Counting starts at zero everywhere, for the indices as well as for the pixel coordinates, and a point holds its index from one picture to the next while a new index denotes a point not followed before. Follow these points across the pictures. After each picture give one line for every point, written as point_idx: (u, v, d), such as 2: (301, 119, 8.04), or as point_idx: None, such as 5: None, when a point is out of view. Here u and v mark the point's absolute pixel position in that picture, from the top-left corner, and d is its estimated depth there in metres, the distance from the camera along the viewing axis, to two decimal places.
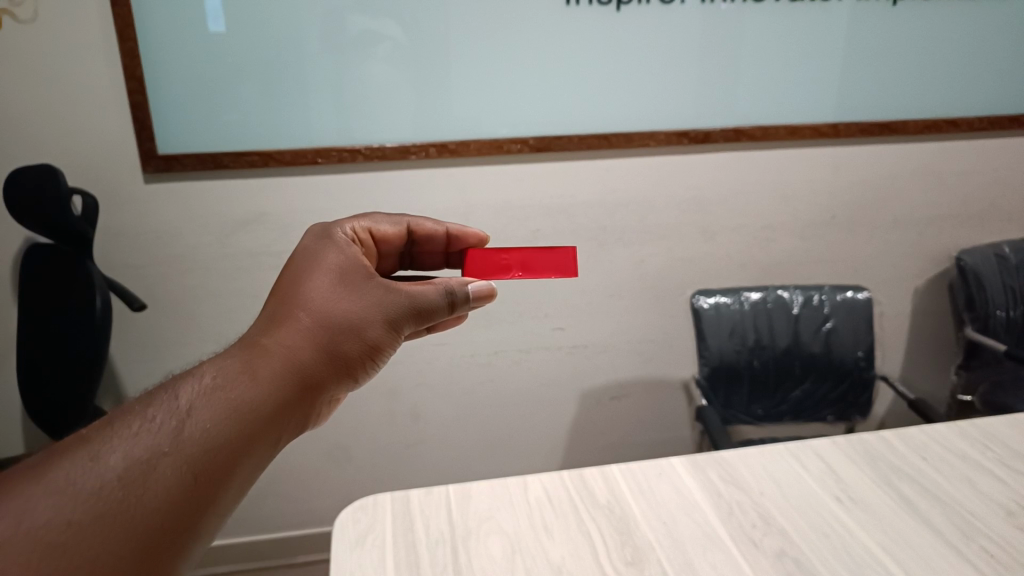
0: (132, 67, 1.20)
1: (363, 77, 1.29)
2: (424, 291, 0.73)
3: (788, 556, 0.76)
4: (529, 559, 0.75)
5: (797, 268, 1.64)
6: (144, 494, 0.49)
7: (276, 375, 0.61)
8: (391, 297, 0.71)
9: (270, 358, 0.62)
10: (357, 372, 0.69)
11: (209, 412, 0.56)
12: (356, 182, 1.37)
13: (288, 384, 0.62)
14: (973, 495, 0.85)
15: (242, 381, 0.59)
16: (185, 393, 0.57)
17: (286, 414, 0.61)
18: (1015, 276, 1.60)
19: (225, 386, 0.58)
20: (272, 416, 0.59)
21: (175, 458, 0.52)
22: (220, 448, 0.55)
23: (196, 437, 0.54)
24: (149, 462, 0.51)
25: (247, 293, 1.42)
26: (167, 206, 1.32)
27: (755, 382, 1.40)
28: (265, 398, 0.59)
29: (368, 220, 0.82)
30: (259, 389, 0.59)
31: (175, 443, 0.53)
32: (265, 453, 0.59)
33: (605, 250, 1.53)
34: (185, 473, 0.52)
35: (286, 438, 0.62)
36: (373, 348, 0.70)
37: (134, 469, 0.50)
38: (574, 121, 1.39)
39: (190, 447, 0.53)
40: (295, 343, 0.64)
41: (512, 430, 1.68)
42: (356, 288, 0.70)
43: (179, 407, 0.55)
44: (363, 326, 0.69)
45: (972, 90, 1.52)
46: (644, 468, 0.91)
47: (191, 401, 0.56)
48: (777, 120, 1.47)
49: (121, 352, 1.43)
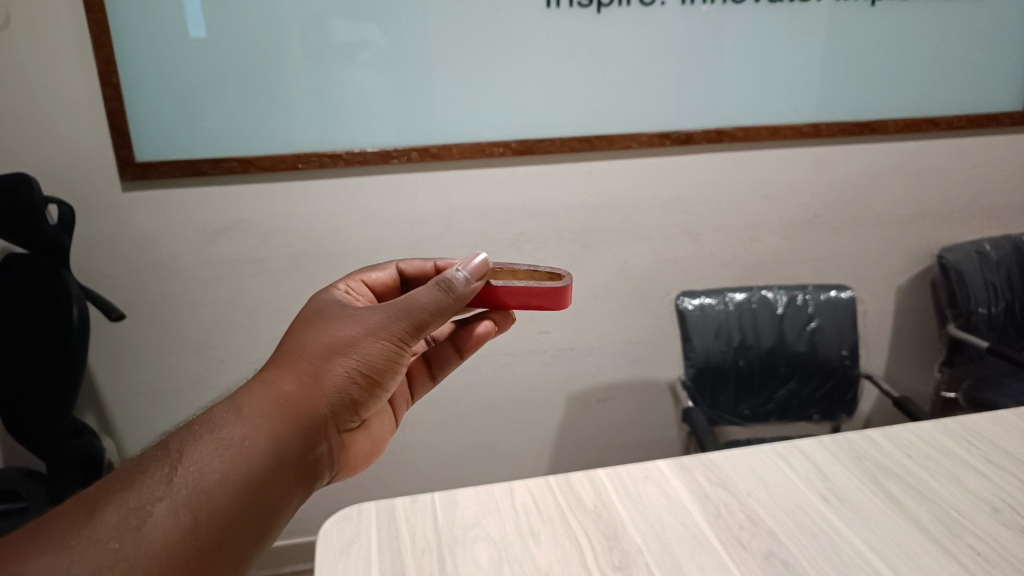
0: (108, 74, 1.18)
1: (344, 82, 1.28)
2: (418, 296, 0.70)
3: (777, 557, 0.75)
4: (514, 565, 0.74)
5: (781, 268, 1.64)
6: (140, 541, 0.49)
7: (268, 411, 0.60)
8: (381, 311, 0.69)
9: (260, 395, 0.61)
10: (361, 396, 0.68)
11: (202, 455, 0.55)
12: (339, 188, 1.36)
13: (282, 418, 0.61)
14: (957, 492, 0.86)
15: (234, 422, 0.58)
16: (177, 442, 0.56)
17: (287, 448, 0.60)
18: (995, 272, 1.61)
19: (215, 427, 0.58)
20: (270, 452, 0.58)
21: (169, 504, 0.52)
22: (216, 489, 0.54)
23: (188, 482, 0.53)
24: (143, 512, 0.51)
25: (229, 301, 1.41)
26: (145, 213, 1.30)
27: (741, 382, 1.40)
28: (260, 434, 0.58)
29: (363, 276, 0.82)
30: (251, 426, 0.58)
31: (169, 490, 0.52)
32: (271, 491, 0.58)
33: (590, 252, 1.52)
34: (182, 517, 0.52)
35: (292, 474, 0.60)
36: (376, 367, 0.67)
37: (127, 519, 0.50)
38: (557, 124, 1.39)
39: (184, 491, 0.53)
40: (285, 378, 0.63)
41: (499, 435, 1.67)
42: (345, 315, 0.69)
43: (172, 456, 0.55)
44: (357, 347, 0.67)
45: (951, 89, 1.54)
46: (630, 471, 0.90)
47: (183, 449, 0.56)
48: (759, 121, 1.47)
49: (101, 363, 1.41)
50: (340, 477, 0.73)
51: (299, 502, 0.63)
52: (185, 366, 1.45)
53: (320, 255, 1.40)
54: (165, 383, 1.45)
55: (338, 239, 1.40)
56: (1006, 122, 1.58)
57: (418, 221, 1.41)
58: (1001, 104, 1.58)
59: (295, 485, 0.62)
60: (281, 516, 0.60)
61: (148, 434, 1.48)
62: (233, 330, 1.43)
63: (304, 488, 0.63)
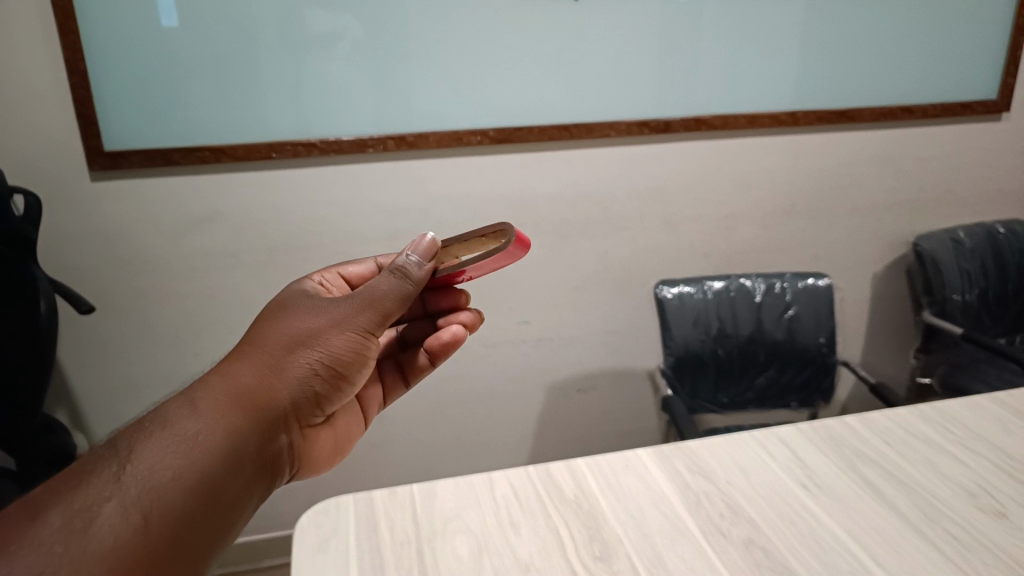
0: (75, 61, 1.15)
1: (320, 72, 1.26)
2: (378, 283, 0.70)
3: (757, 545, 0.76)
4: (495, 558, 0.74)
5: (759, 256, 1.65)
6: (88, 543, 0.48)
7: (222, 406, 0.60)
8: (345, 305, 0.69)
9: (215, 389, 0.61)
10: (324, 387, 0.68)
11: (153, 452, 0.54)
12: (314, 178, 1.34)
13: (239, 413, 0.60)
14: (934, 477, 0.86)
15: (186, 418, 0.58)
16: (126, 441, 0.55)
17: (244, 442, 0.60)
18: (970, 259, 1.63)
19: (168, 423, 0.57)
20: (226, 446, 0.58)
21: (118, 503, 0.51)
22: (168, 486, 0.53)
23: (138, 480, 0.52)
24: (91, 512, 0.50)
25: (202, 293, 1.38)
26: (115, 204, 1.27)
27: (720, 370, 1.41)
28: (215, 428, 0.58)
29: (341, 269, 0.83)
30: (205, 420, 0.58)
31: (118, 489, 0.51)
32: (227, 485, 0.57)
33: (569, 242, 1.52)
34: (133, 514, 0.51)
35: (248, 468, 0.60)
36: (341, 357, 0.68)
37: (73, 520, 0.48)
38: (535, 113, 1.38)
39: (134, 489, 0.52)
40: (242, 372, 0.63)
41: (479, 426, 1.67)
42: (307, 309, 0.70)
43: (121, 454, 0.54)
44: (319, 338, 0.68)
45: (926, 78, 1.55)
46: (610, 461, 0.90)
47: (133, 446, 0.55)
48: (737, 109, 1.47)
49: (71, 358, 1.38)
50: (302, 473, 0.73)
51: (259, 498, 0.63)
52: (159, 359, 1.42)
53: (295, 246, 1.38)
54: (138, 378, 1.43)
55: (314, 230, 1.38)
56: (980, 110, 1.60)
57: (395, 210, 1.40)
58: (975, 93, 1.60)
59: (254, 480, 0.61)
60: (241, 512, 0.60)
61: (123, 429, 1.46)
62: (207, 323, 1.41)
63: (263, 484, 0.63)
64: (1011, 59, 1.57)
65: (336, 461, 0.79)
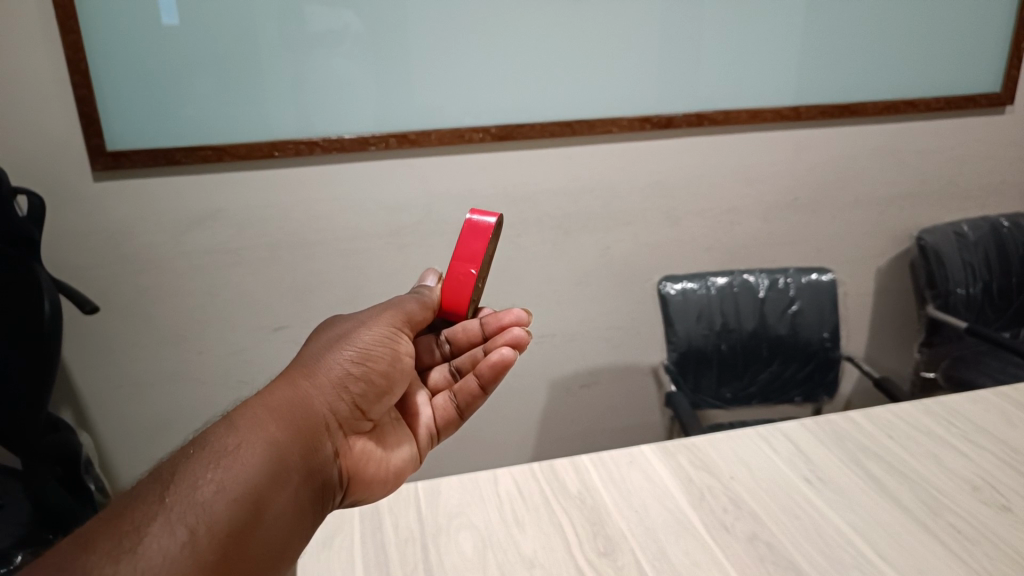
0: (77, 61, 1.15)
1: (323, 71, 1.26)
2: (402, 298, 0.77)
3: (761, 540, 0.76)
4: (500, 554, 0.74)
5: (762, 251, 1.65)
6: (136, 560, 0.45)
7: (260, 419, 0.60)
8: (367, 318, 0.73)
9: (252, 407, 0.61)
10: (359, 395, 0.69)
11: (195, 471, 0.53)
12: (316, 175, 1.33)
13: (276, 424, 0.60)
14: (939, 471, 0.86)
15: (225, 436, 0.57)
16: (168, 465, 0.54)
17: (287, 451, 0.59)
18: (974, 253, 1.62)
19: (207, 446, 0.55)
20: (269, 454, 0.57)
21: (164, 520, 0.48)
22: (213, 500, 0.51)
23: (182, 497, 0.50)
24: (137, 533, 0.47)
25: (205, 292, 1.39)
26: (118, 204, 1.28)
27: (724, 365, 1.41)
28: (256, 441, 0.57)
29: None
30: (246, 434, 0.57)
31: (163, 509, 0.49)
32: (272, 496, 0.56)
33: (571, 238, 1.52)
34: (178, 531, 0.48)
35: (293, 478, 0.59)
36: (373, 358, 0.70)
37: (121, 540, 0.46)
38: (536, 109, 1.38)
39: (178, 507, 0.50)
40: (276, 392, 0.64)
41: (482, 422, 1.67)
42: (334, 330, 0.73)
43: (164, 477, 0.52)
44: (348, 344, 0.70)
45: (930, 72, 1.55)
46: (614, 456, 0.90)
47: (176, 467, 0.53)
48: (739, 105, 1.47)
49: (74, 358, 1.38)
50: (352, 496, 0.71)
51: (310, 514, 0.61)
52: (163, 358, 1.43)
53: (298, 244, 1.39)
54: (142, 377, 1.43)
55: (316, 227, 1.38)
56: (984, 103, 1.59)
57: (397, 208, 1.40)
58: (979, 86, 1.60)
59: (300, 493, 0.59)
60: (291, 528, 0.57)
61: (128, 427, 1.46)
62: (211, 322, 1.42)
63: (314, 496, 0.61)
64: (1014, 52, 1.57)
65: (394, 488, 0.76)
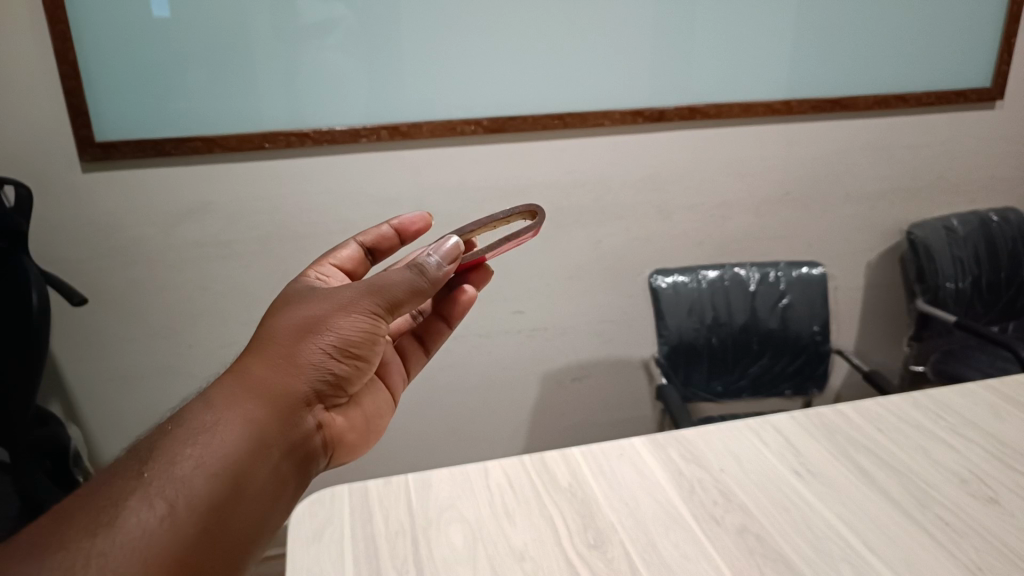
0: (64, 51, 1.14)
1: (314, 63, 1.25)
2: (392, 275, 0.67)
3: (750, 532, 0.76)
4: (489, 546, 0.74)
5: (753, 245, 1.65)
6: (116, 535, 0.47)
7: (238, 396, 0.59)
8: (354, 286, 0.66)
9: (231, 381, 0.60)
10: (341, 372, 0.65)
11: (174, 446, 0.53)
12: (307, 168, 1.33)
13: (254, 401, 0.59)
14: (927, 464, 0.87)
15: (203, 411, 0.57)
16: (150, 440, 0.55)
17: (264, 429, 0.58)
18: (963, 247, 1.63)
19: (185, 423, 0.56)
20: (246, 434, 0.57)
21: (142, 495, 0.50)
22: (191, 475, 0.52)
23: (160, 471, 0.52)
24: (116, 507, 0.48)
25: (194, 284, 1.38)
26: (107, 195, 1.27)
27: (714, 359, 1.41)
28: (234, 418, 0.57)
29: (329, 259, 0.80)
30: (225, 411, 0.57)
31: (141, 484, 0.50)
32: (250, 475, 0.56)
33: (563, 231, 1.51)
34: (157, 505, 0.50)
35: (272, 456, 0.58)
36: (360, 335, 0.65)
37: (99, 515, 0.48)
38: (528, 102, 1.37)
39: (157, 482, 0.51)
40: (257, 363, 0.61)
41: (474, 415, 1.67)
42: (320, 293, 0.67)
43: (144, 451, 0.53)
44: (330, 323, 0.64)
45: (921, 67, 1.55)
46: (604, 448, 0.90)
47: (156, 442, 0.54)
48: (731, 98, 1.47)
49: (63, 351, 1.38)
50: (336, 461, 0.71)
51: (291, 486, 0.61)
52: (152, 350, 1.42)
53: (289, 236, 1.38)
54: (132, 369, 1.43)
55: (307, 220, 1.37)
56: (974, 98, 1.60)
57: (389, 200, 1.39)
58: (969, 81, 1.60)
59: (279, 468, 0.59)
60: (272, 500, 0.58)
61: (117, 420, 1.46)
62: (201, 314, 1.41)
63: (295, 470, 0.61)
64: (1004, 47, 1.57)
65: (372, 443, 0.77)
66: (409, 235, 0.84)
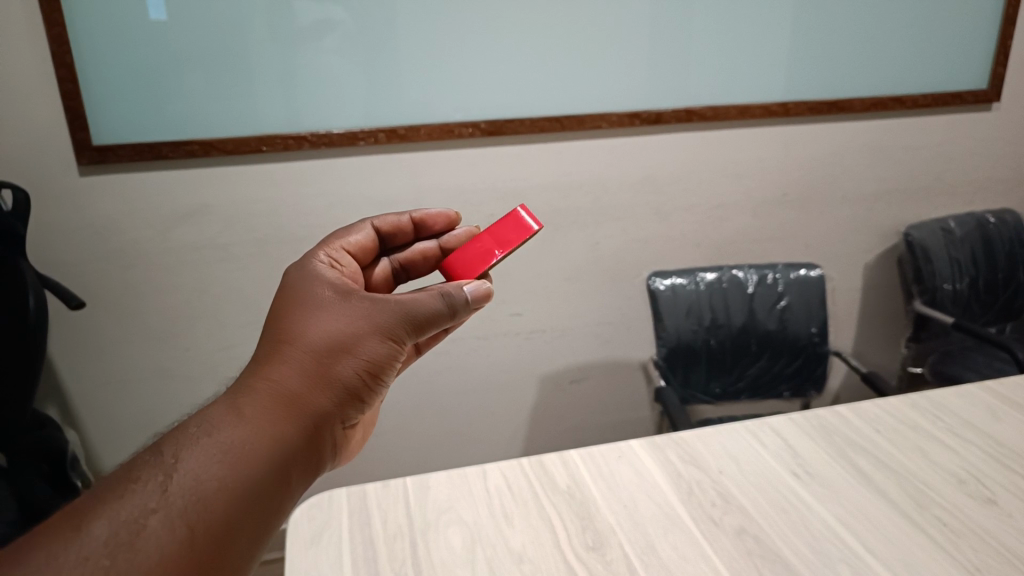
0: (62, 54, 1.14)
1: (313, 66, 1.25)
2: (421, 299, 0.63)
3: (748, 533, 0.76)
4: (488, 549, 0.74)
5: (751, 247, 1.65)
6: (135, 558, 0.44)
7: (268, 411, 0.54)
8: (388, 303, 0.62)
9: (262, 391, 0.55)
10: (366, 393, 0.61)
11: (199, 459, 0.49)
12: (304, 172, 1.33)
13: (284, 418, 0.54)
14: (925, 465, 0.87)
15: (231, 423, 0.52)
16: (173, 443, 0.50)
17: (293, 447, 0.54)
18: (960, 249, 1.63)
19: (211, 429, 0.51)
20: (274, 453, 0.52)
21: (164, 516, 0.46)
22: (216, 498, 0.48)
23: (185, 489, 0.48)
24: (135, 528, 0.45)
25: (192, 287, 1.38)
26: (104, 198, 1.27)
27: (712, 361, 1.41)
28: (263, 436, 0.52)
29: (342, 242, 0.72)
30: (254, 425, 0.52)
31: (163, 502, 0.47)
32: (274, 499, 0.52)
33: (561, 233, 1.51)
34: (178, 528, 0.46)
35: (297, 479, 0.54)
36: (388, 356, 0.61)
37: (118, 534, 0.44)
38: (526, 105, 1.37)
39: (180, 500, 0.47)
40: (288, 372, 0.56)
41: (472, 417, 1.67)
42: (354, 300, 0.62)
43: (167, 459, 0.49)
44: (361, 342, 0.60)
45: (918, 68, 1.56)
46: (602, 450, 0.90)
47: (180, 450, 0.49)
48: (728, 100, 1.47)
49: (60, 354, 1.37)
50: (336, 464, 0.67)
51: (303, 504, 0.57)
52: (149, 353, 1.42)
53: (287, 239, 1.38)
54: (129, 372, 1.42)
55: (304, 223, 1.37)
56: (970, 100, 1.60)
57: (386, 203, 1.39)
58: (966, 83, 1.60)
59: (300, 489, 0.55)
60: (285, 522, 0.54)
61: (113, 423, 1.45)
62: (198, 317, 1.41)
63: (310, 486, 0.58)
64: (1001, 49, 1.58)
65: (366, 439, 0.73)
66: (426, 230, 0.80)
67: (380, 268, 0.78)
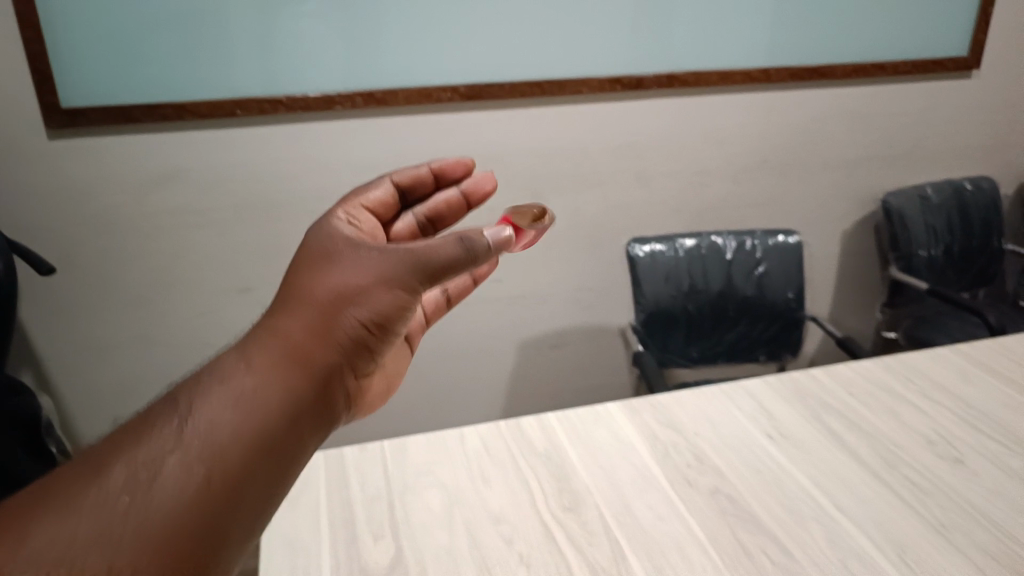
0: (27, 13, 1.11)
1: (288, 29, 1.23)
2: (438, 244, 0.57)
3: (723, 494, 0.77)
4: (466, 510, 0.75)
5: (730, 213, 1.65)
6: (152, 500, 0.42)
7: (279, 361, 0.50)
8: (398, 254, 0.57)
9: (272, 342, 0.51)
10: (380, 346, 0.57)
11: (211, 404, 0.46)
12: (281, 137, 1.31)
13: (295, 368, 0.51)
14: (896, 426, 0.89)
15: (242, 372, 0.49)
16: (187, 389, 0.47)
17: (305, 398, 0.50)
18: (936, 216, 1.64)
19: (222, 378, 0.48)
20: (285, 404, 0.49)
21: (181, 459, 0.44)
22: (230, 444, 0.45)
23: (198, 434, 0.45)
24: (153, 469, 0.43)
25: (168, 253, 1.36)
26: (75, 163, 1.24)
27: (690, 326, 1.42)
28: (275, 385, 0.49)
29: (361, 199, 0.69)
30: (265, 375, 0.49)
31: (179, 446, 0.44)
32: (289, 448, 0.49)
33: (541, 199, 1.51)
34: (194, 471, 0.44)
35: (310, 430, 0.51)
36: (400, 307, 0.57)
37: (134, 475, 0.42)
38: (506, 70, 1.36)
39: (194, 445, 0.44)
40: (296, 323, 0.53)
41: (452, 382, 1.67)
42: (363, 251, 0.57)
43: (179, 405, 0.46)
44: (370, 294, 0.55)
45: (899, 34, 1.56)
46: (580, 414, 0.91)
47: (193, 395, 0.47)
48: (710, 66, 1.46)
49: (34, 321, 1.35)
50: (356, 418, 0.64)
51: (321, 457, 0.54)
52: (125, 320, 1.40)
53: (264, 205, 1.36)
54: (105, 339, 1.41)
55: (281, 189, 1.36)
56: (950, 67, 1.61)
57: (364, 169, 1.38)
58: (947, 49, 1.60)
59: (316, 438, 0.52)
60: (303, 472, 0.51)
61: (90, 390, 1.44)
62: (175, 283, 1.39)
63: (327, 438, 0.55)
64: (981, 16, 1.58)
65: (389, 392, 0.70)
66: (447, 180, 0.76)
67: (403, 222, 0.73)
